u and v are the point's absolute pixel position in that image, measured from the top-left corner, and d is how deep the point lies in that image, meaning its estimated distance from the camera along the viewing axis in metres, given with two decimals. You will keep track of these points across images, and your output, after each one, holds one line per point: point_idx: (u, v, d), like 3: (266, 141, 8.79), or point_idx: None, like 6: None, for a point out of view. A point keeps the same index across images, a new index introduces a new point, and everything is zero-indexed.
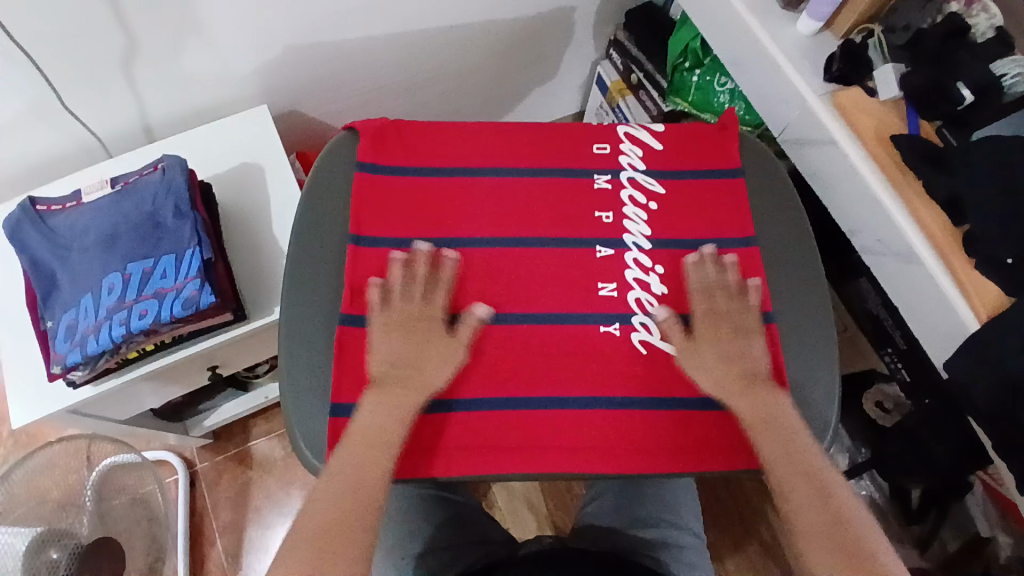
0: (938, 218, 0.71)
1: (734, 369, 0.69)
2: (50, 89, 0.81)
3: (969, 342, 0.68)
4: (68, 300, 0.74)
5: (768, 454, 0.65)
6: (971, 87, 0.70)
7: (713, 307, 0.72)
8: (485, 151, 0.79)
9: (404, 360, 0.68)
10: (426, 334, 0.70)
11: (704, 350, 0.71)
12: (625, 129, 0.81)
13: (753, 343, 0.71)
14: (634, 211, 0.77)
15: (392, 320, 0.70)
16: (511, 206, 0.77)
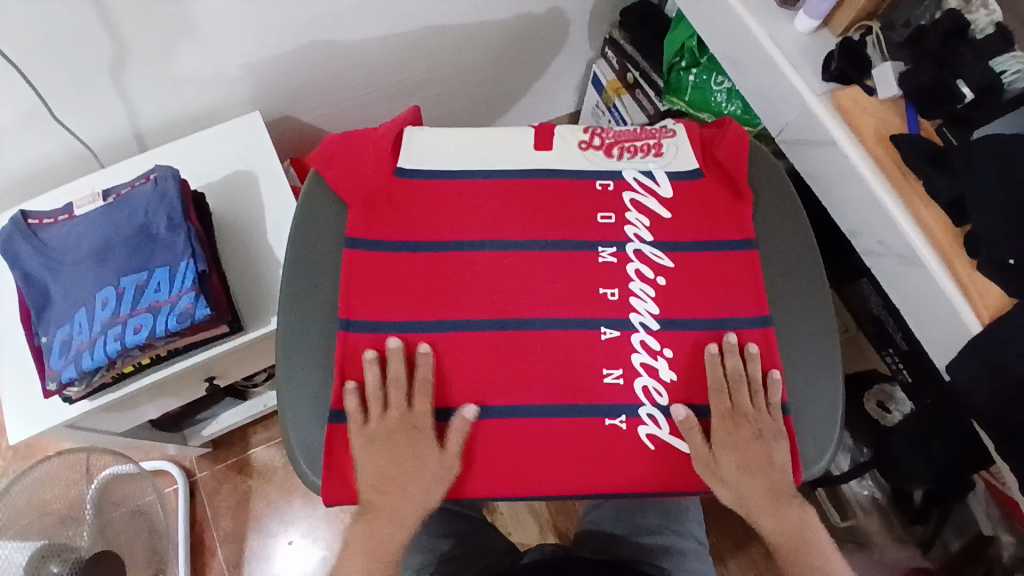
0: (938, 219, 0.71)
1: (756, 482, 0.68)
2: (39, 100, 0.80)
3: (972, 344, 0.68)
4: (62, 315, 0.73)
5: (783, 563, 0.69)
6: (971, 85, 0.69)
7: (736, 413, 0.69)
8: (484, 218, 0.73)
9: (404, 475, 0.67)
10: (410, 443, 0.67)
11: (722, 459, 0.68)
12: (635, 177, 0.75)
13: (778, 449, 0.69)
14: (637, 217, 0.74)
15: (393, 431, 0.67)
16: (510, 214, 0.73)
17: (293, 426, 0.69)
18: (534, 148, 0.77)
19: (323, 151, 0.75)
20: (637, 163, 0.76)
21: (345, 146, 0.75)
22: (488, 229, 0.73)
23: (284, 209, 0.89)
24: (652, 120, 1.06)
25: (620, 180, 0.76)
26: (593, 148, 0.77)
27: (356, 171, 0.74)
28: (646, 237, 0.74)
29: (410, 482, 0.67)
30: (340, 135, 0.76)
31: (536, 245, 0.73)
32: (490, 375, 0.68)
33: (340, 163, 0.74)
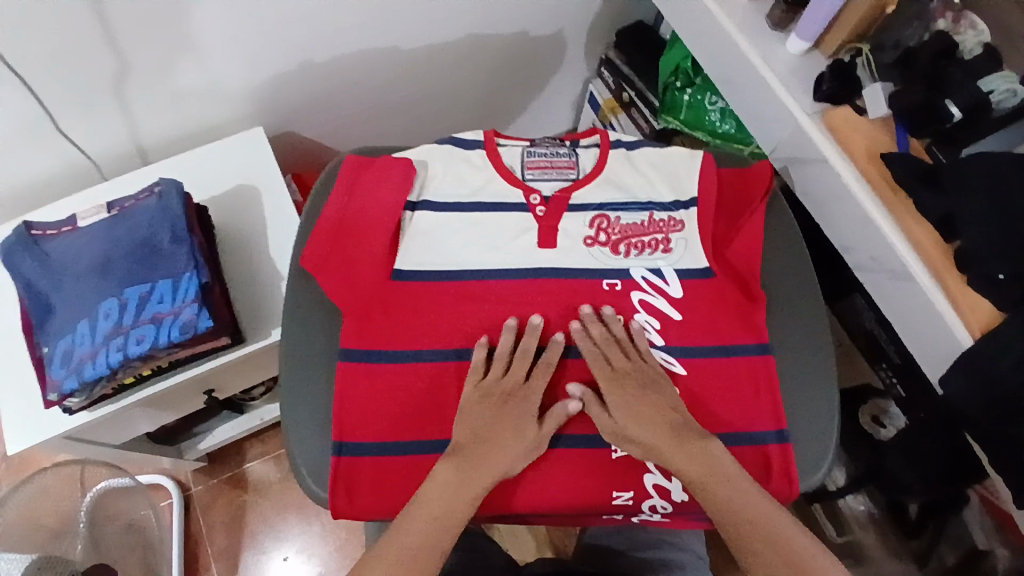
0: (929, 238, 0.72)
1: (642, 430, 0.68)
2: (44, 111, 0.81)
3: (963, 357, 0.69)
4: (64, 326, 0.73)
5: (708, 501, 0.66)
6: (960, 105, 0.70)
7: (614, 370, 0.71)
8: (488, 319, 0.73)
9: (484, 434, 0.68)
10: (520, 416, 0.69)
11: (618, 412, 0.69)
12: (641, 295, 0.75)
13: (663, 392, 0.71)
14: (646, 319, 0.75)
15: (492, 392, 0.70)
16: (515, 324, 0.73)
17: (294, 439, 0.71)
18: (538, 246, 0.75)
19: (316, 254, 0.72)
20: (644, 260, 0.75)
21: (336, 241, 0.73)
22: (494, 323, 0.73)
23: (286, 224, 0.90)
24: (647, 137, 1.08)
25: (628, 280, 0.75)
26: (599, 245, 0.75)
27: (352, 276, 0.72)
28: (656, 340, 0.74)
29: (502, 452, 0.67)
30: (332, 226, 0.73)
31: (546, 350, 0.72)
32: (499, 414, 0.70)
33: (333, 270, 0.72)
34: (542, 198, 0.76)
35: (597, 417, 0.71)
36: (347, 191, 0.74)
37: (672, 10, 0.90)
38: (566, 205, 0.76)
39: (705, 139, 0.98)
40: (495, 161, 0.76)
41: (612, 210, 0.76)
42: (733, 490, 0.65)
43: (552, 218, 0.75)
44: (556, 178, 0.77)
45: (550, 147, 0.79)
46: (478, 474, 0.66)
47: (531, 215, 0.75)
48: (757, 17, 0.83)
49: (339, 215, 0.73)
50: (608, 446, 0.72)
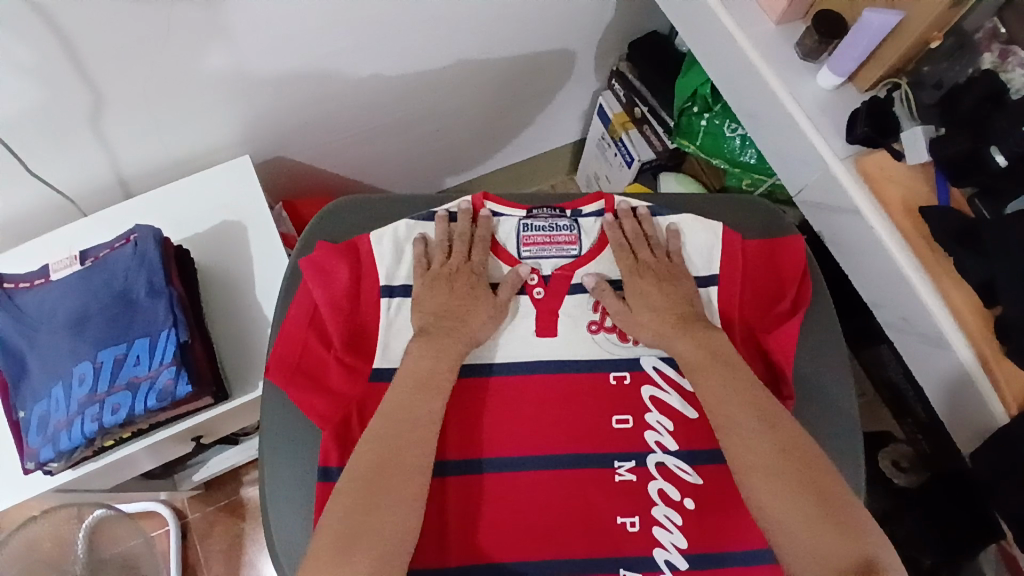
0: (968, 300, 0.66)
1: (670, 317, 0.69)
2: (9, 151, 0.75)
3: (999, 435, 0.64)
4: (38, 390, 0.70)
5: (733, 434, 0.63)
6: (1006, 153, 0.62)
7: (639, 261, 0.71)
8: (496, 425, 0.67)
9: (447, 312, 0.68)
10: (472, 291, 0.70)
11: (637, 308, 0.69)
12: (651, 391, 0.69)
13: (685, 288, 0.71)
14: (658, 418, 0.68)
15: (433, 275, 0.70)
16: (519, 422, 0.67)
17: (274, 510, 0.65)
18: (537, 335, 0.70)
19: (284, 363, 0.67)
20: (655, 347, 0.71)
21: (306, 341, 0.68)
22: (502, 428, 0.67)
23: (274, 266, 0.85)
24: (660, 156, 1.01)
25: (638, 372, 0.70)
26: (603, 331, 0.71)
27: (326, 378, 0.67)
28: (669, 444, 0.68)
29: (471, 323, 0.68)
30: (304, 322, 0.69)
31: (554, 459, 0.67)
32: (503, 530, 0.64)
33: (301, 380, 0.67)
34: (539, 277, 0.71)
35: (605, 537, 0.65)
36: (324, 280, 0.69)
37: (690, 32, 0.82)
38: (567, 286, 0.71)
39: (723, 166, 0.91)
40: (484, 236, 0.72)
41: (618, 289, 0.72)
42: (742, 378, 0.65)
43: (551, 300, 0.71)
44: (555, 254, 0.72)
45: (549, 217, 0.73)
46: (452, 342, 0.67)
47: (528, 298, 0.71)
48: (785, 45, 0.75)
49: (313, 310, 0.69)
50: (615, 569, 0.64)
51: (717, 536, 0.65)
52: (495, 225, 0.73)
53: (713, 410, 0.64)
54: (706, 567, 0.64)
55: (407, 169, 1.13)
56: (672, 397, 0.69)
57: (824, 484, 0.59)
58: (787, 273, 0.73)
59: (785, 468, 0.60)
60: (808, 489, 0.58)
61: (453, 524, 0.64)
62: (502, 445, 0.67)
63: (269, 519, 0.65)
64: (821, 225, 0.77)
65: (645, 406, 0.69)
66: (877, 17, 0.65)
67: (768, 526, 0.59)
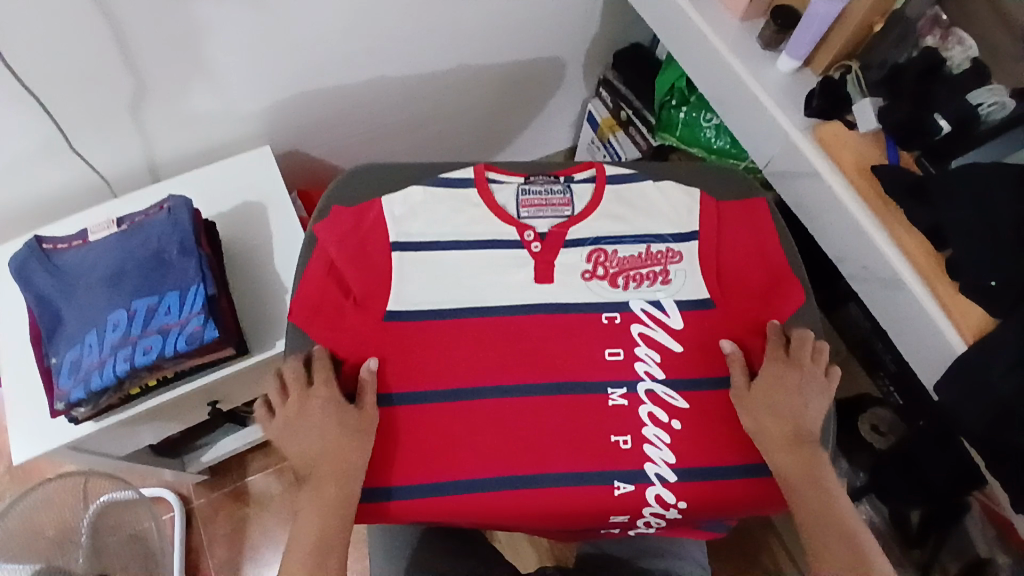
0: (918, 244, 0.74)
1: (782, 427, 0.69)
2: (58, 129, 0.83)
3: (957, 364, 0.71)
4: (72, 336, 0.75)
5: (801, 504, 0.67)
6: (948, 118, 0.73)
7: (786, 362, 0.72)
8: (492, 359, 0.73)
9: (316, 453, 0.67)
10: (332, 416, 0.68)
11: (758, 405, 0.71)
12: (640, 329, 0.75)
13: (812, 404, 0.71)
14: (647, 351, 0.74)
15: (290, 414, 0.68)
16: (515, 355, 0.73)
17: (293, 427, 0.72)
18: (537, 281, 0.75)
19: (306, 307, 0.72)
20: (644, 292, 0.76)
21: (323, 289, 0.73)
22: (492, 359, 0.73)
23: (292, 239, 0.92)
24: (645, 155, 1.11)
25: (627, 313, 0.75)
26: (597, 279, 0.76)
27: (339, 315, 0.72)
28: (657, 373, 0.74)
29: (345, 453, 0.67)
30: (322, 272, 0.73)
31: (554, 388, 0.73)
32: (498, 449, 0.70)
33: (322, 322, 0.72)
34: (537, 234, 0.76)
35: (600, 455, 0.71)
36: (340, 235, 0.74)
37: (667, 31, 0.93)
38: (563, 241, 0.76)
39: (701, 155, 1.01)
40: (487, 199, 0.76)
41: (608, 243, 0.77)
42: (826, 497, 0.67)
43: (548, 253, 0.76)
44: (551, 215, 0.77)
45: (544, 184, 0.79)
46: (335, 484, 0.66)
47: (526, 251, 0.76)
48: (750, 37, 0.86)
49: (329, 263, 0.73)
50: (609, 481, 0.70)
51: (701, 453, 0.72)
52: (495, 189, 0.78)
53: (804, 526, 0.66)
54: (689, 479, 0.71)
55: None
56: (658, 333, 0.75)
57: None
58: (761, 227, 0.79)
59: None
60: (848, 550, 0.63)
61: (457, 447, 0.70)
62: (494, 378, 0.72)
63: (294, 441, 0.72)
64: (784, 189, 0.87)
65: (633, 341, 0.75)
66: (826, 5, 0.76)
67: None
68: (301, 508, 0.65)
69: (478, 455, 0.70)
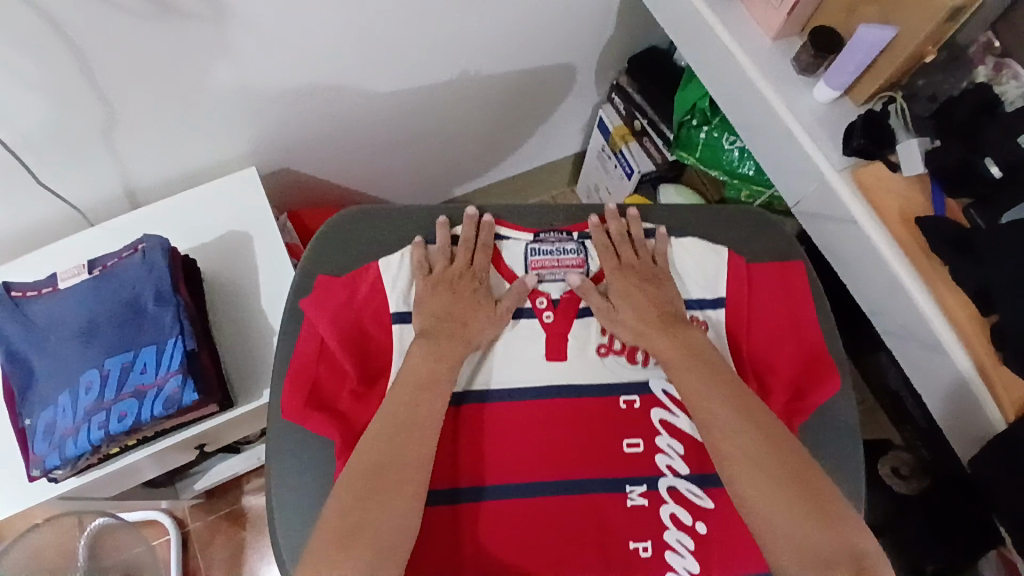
0: (965, 309, 0.67)
1: (651, 315, 0.70)
2: (20, 163, 0.76)
3: (1000, 445, 0.65)
4: (45, 398, 0.70)
5: (685, 381, 0.66)
6: (1001, 164, 0.64)
7: (622, 261, 0.73)
8: (508, 447, 0.68)
9: (447, 315, 0.69)
10: (474, 296, 0.71)
11: (620, 304, 0.71)
12: (660, 415, 0.70)
13: (664, 288, 0.72)
14: (669, 442, 0.69)
15: (436, 278, 0.71)
16: (530, 444, 0.68)
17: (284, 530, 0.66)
18: (548, 358, 0.70)
19: (297, 401, 0.67)
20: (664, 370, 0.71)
21: (318, 373, 0.68)
22: (510, 442, 0.68)
23: (279, 275, 0.86)
24: (660, 170, 1.02)
25: (648, 395, 0.70)
26: (613, 354, 0.71)
27: (336, 398, 0.67)
28: (680, 468, 0.68)
29: (472, 325, 0.69)
30: (312, 356, 0.68)
31: (569, 484, 0.67)
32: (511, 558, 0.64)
33: (318, 418, 0.66)
34: (549, 300, 0.72)
35: (617, 563, 0.65)
36: (331, 308, 0.69)
37: (689, 47, 0.83)
38: (577, 308, 0.73)
39: (722, 178, 0.93)
40: (498, 262, 0.74)
41: None
42: (712, 370, 0.66)
43: (561, 325, 0.72)
44: (564, 278, 0.74)
45: (556, 242, 0.75)
46: (453, 349, 0.67)
47: (538, 320, 0.72)
48: (783, 60, 0.77)
49: (321, 343, 0.69)
50: None
51: (727, 561, 0.65)
52: (506, 247, 0.75)
53: (694, 403, 0.65)
54: None
55: (409, 182, 1.15)
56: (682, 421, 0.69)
57: (800, 473, 0.59)
58: (795, 295, 0.73)
59: (753, 443, 0.61)
60: (793, 484, 0.59)
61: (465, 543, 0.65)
62: (510, 464, 0.67)
63: (281, 542, 0.65)
64: (819, 235, 0.79)
65: (654, 430, 0.69)
66: (872, 32, 0.67)
67: (763, 526, 0.58)
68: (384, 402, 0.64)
69: (482, 552, 0.64)
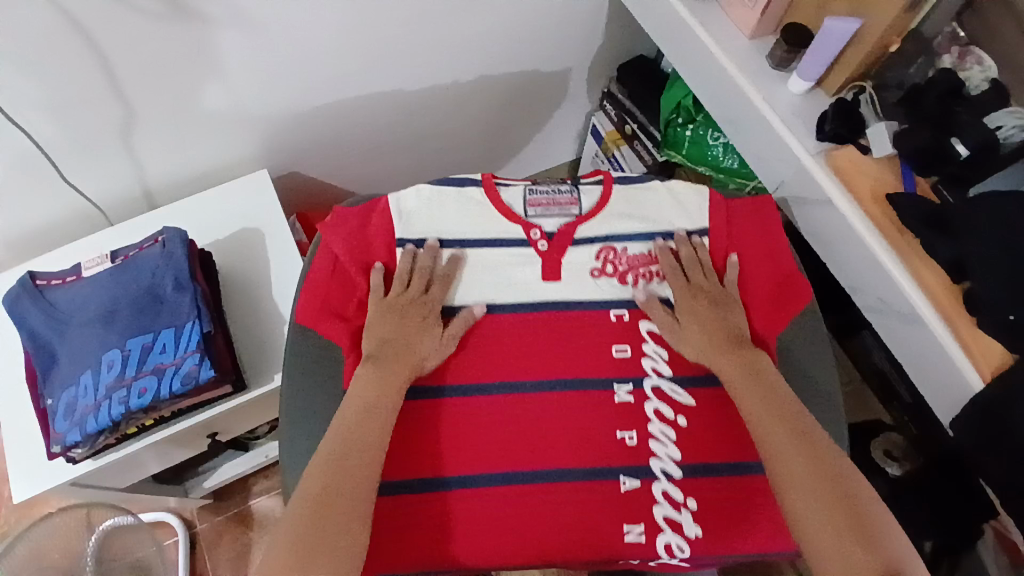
0: (939, 280, 0.71)
1: (720, 337, 0.71)
2: (47, 159, 0.81)
3: (978, 403, 0.68)
4: (67, 378, 0.74)
5: (762, 428, 0.64)
6: (968, 144, 0.69)
7: (691, 283, 0.74)
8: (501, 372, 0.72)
9: (400, 339, 0.70)
10: (428, 309, 0.72)
11: (687, 324, 0.72)
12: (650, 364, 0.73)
13: (732, 315, 0.73)
14: (654, 348, 0.74)
15: (395, 302, 0.72)
16: (519, 348, 0.73)
17: (294, 479, 0.70)
18: (543, 279, 0.75)
19: (310, 309, 0.73)
20: (653, 289, 0.76)
21: (330, 286, 0.74)
22: (500, 375, 0.72)
23: (290, 267, 0.90)
24: (650, 170, 1.08)
25: (635, 311, 0.75)
26: (606, 276, 0.76)
27: (343, 308, 0.74)
28: (667, 412, 0.71)
29: (417, 348, 0.70)
30: (324, 272, 0.74)
31: (564, 427, 0.70)
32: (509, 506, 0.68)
33: (330, 323, 0.73)
34: (543, 232, 0.76)
35: (609, 501, 0.68)
36: (346, 233, 0.75)
37: (672, 49, 0.90)
38: (571, 240, 0.76)
39: (708, 173, 0.99)
40: (495, 201, 0.77)
41: (617, 241, 0.77)
42: (791, 415, 0.65)
43: (556, 251, 0.76)
44: (558, 215, 0.77)
45: (551, 185, 0.79)
46: (399, 369, 0.68)
47: (533, 249, 0.76)
48: (759, 57, 0.83)
49: (333, 261, 0.74)
50: (618, 531, 0.67)
51: (716, 506, 0.68)
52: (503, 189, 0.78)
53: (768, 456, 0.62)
54: (702, 527, 0.68)
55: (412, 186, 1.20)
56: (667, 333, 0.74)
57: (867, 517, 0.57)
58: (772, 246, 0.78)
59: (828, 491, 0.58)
60: (836, 504, 0.57)
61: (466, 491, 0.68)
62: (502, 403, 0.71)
63: (292, 490, 0.70)
64: (799, 217, 0.84)
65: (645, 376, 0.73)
66: (839, 24, 0.73)
67: (800, 533, 0.58)
68: (359, 380, 0.67)
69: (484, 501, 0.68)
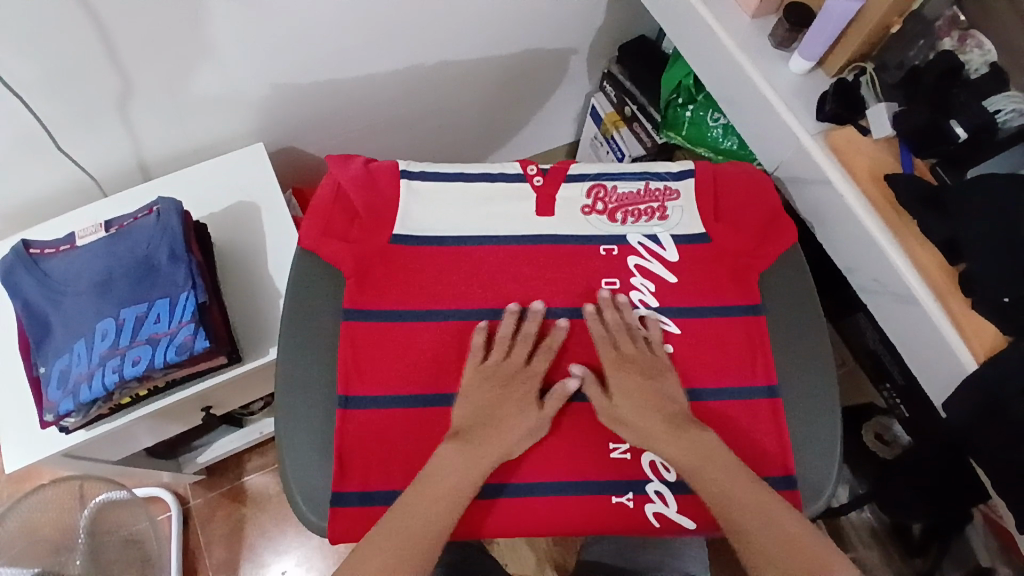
0: (934, 260, 0.71)
1: (657, 417, 0.69)
2: (43, 129, 0.80)
3: (970, 385, 0.68)
4: (61, 346, 0.73)
5: (705, 490, 0.65)
6: (965, 126, 0.69)
7: (623, 355, 0.72)
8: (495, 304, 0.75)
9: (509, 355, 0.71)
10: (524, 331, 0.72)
11: (622, 400, 0.70)
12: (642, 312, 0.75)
13: (666, 383, 0.71)
14: (642, 281, 0.77)
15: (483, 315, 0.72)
16: (516, 281, 0.76)
17: (292, 445, 0.70)
18: (537, 213, 0.78)
19: (313, 231, 0.75)
20: (641, 226, 0.78)
21: (331, 212, 0.76)
22: (492, 299, 0.75)
23: (286, 241, 0.90)
24: (649, 152, 1.08)
25: (624, 245, 0.77)
26: (596, 214, 0.78)
27: (346, 230, 0.75)
28: None
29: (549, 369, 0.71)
30: (329, 200, 0.76)
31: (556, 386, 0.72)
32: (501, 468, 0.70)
33: (331, 240, 0.74)
34: (538, 168, 0.80)
35: (599, 461, 0.70)
36: (351, 163, 0.78)
37: (674, 27, 0.90)
38: (564, 175, 0.80)
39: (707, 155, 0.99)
40: None
41: (608, 179, 0.80)
42: (727, 477, 0.65)
43: (550, 186, 0.79)
44: None
45: None
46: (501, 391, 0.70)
47: (529, 184, 0.79)
48: (760, 35, 0.83)
49: (337, 189, 0.77)
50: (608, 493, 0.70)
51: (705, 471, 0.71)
52: None
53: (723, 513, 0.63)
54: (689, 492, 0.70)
55: None
56: (654, 266, 0.77)
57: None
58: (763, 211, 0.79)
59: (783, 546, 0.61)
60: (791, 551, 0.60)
61: None
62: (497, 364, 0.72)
63: (288, 458, 0.70)
64: (796, 197, 0.84)
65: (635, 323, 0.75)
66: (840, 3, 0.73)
67: None
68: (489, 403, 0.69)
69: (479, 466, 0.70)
